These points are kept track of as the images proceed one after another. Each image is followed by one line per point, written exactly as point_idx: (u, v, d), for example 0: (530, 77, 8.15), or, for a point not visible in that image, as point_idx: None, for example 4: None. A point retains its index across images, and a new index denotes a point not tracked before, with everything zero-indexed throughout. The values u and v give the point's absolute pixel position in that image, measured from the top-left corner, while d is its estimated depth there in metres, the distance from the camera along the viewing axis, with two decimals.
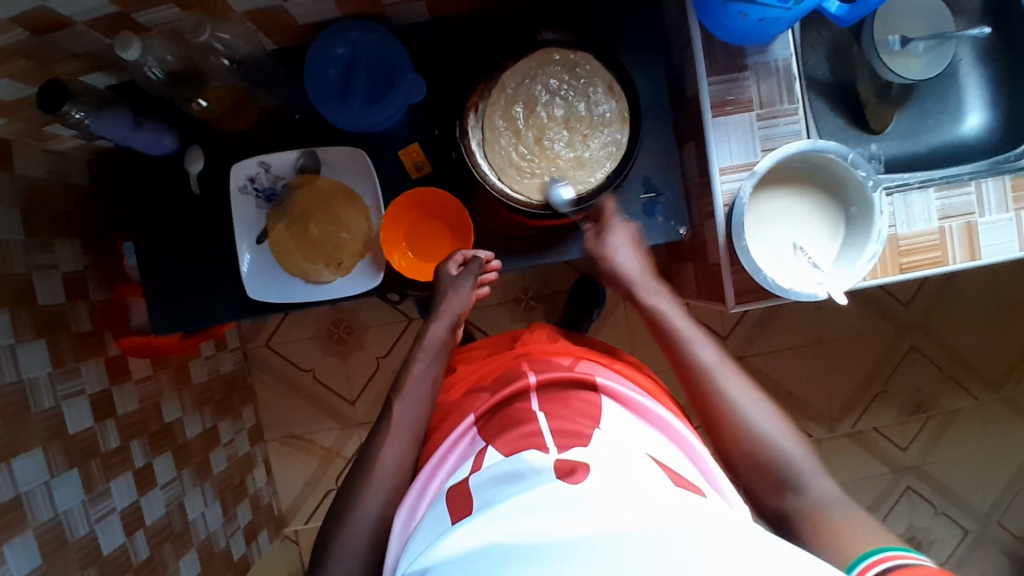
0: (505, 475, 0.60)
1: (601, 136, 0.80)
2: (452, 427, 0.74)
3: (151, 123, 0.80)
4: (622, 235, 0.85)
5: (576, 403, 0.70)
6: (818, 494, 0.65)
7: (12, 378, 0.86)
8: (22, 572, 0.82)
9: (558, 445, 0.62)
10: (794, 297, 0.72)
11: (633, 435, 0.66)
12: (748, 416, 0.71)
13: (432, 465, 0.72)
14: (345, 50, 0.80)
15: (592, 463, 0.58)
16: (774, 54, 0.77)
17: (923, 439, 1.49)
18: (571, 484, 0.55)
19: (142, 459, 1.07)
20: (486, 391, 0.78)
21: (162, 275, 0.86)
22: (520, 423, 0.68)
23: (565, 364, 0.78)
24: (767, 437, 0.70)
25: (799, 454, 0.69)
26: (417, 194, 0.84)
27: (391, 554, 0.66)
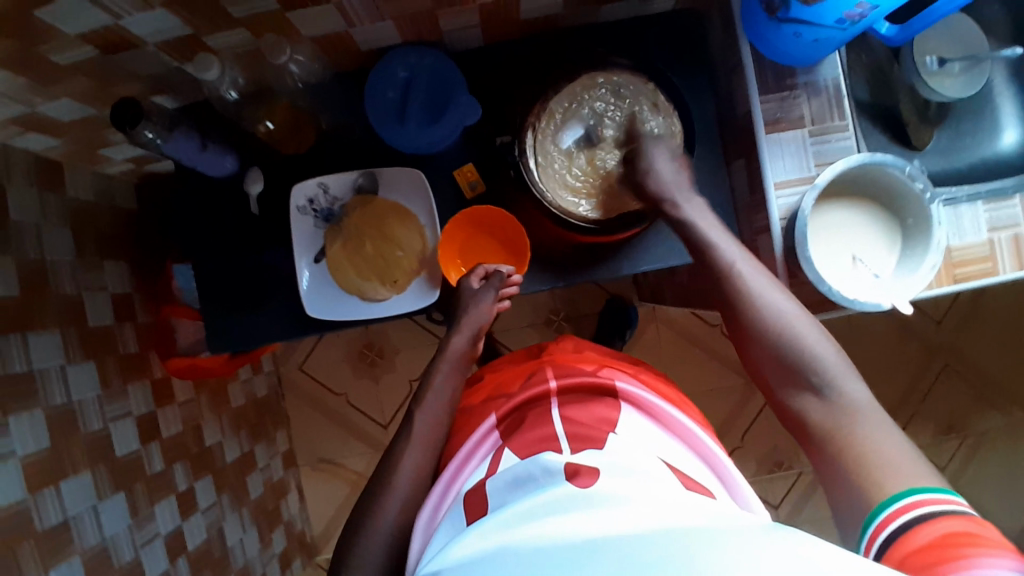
0: (519, 478, 0.61)
1: None
2: (473, 429, 0.74)
3: (215, 145, 0.81)
4: (662, 149, 0.80)
5: (595, 408, 0.71)
6: (847, 397, 0.66)
7: (62, 400, 0.85)
8: None
9: (572, 448, 0.64)
10: (859, 307, 0.73)
11: (648, 441, 0.67)
12: (783, 333, 0.70)
13: (454, 468, 0.72)
14: (406, 73, 0.82)
15: (600, 468, 0.58)
16: (823, 74, 0.79)
17: (959, 458, 1.47)
18: (577, 487, 0.56)
19: (184, 483, 1.06)
20: (505, 395, 0.78)
21: (218, 294, 0.86)
22: (539, 424, 0.69)
23: (587, 370, 0.78)
24: (803, 352, 0.69)
25: (830, 362, 0.68)
26: (477, 212, 0.86)
27: (413, 553, 0.67)
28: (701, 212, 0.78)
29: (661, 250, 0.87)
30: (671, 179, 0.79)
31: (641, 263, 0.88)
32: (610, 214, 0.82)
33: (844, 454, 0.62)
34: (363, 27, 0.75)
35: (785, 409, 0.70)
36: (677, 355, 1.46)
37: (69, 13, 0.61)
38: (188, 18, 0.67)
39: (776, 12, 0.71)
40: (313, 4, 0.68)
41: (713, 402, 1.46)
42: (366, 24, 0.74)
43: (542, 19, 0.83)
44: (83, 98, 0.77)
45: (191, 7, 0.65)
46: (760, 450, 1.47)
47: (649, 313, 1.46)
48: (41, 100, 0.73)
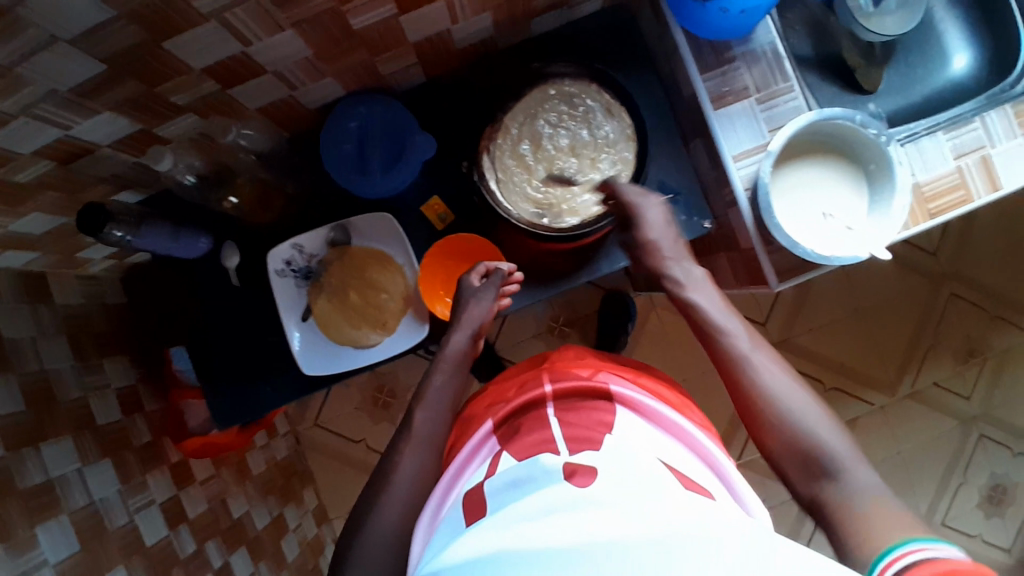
0: (516, 481, 0.61)
1: (609, 157, 0.83)
2: (473, 434, 0.75)
3: (187, 230, 0.82)
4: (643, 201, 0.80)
5: (592, 411, 0.71)
6: (857, 485, 0.61)
7: (85, 501, 0.86)
8: None
9: (571, 450, 0.63)
10: (837, 263, 0.73)
11: (645, 440, 0.67)
12: (784, 407, 0.68)
13: (455, 469, 0.71)
14: (357, 124, 0.83)
15: (601, 470, 0.58)
16: (758, 42, 0.80)
17: (983, 384, 1.46)
18: (575, 488, 0.56)
19: (219, 559, 1.06)
20: (504, 400, 0.78)
21: (215, 370, 0.88)
22: (538, 428, 0.69)
23: (584, 373, 0.77)
24: (806, 427, 0.66)
25: (837, 445, 0.64)
26: (451, 243, 0.87)
27: (416, 546, 0.66)
28: (699, 284, 0.79)
29: None
30: (664, 239, 0.80)
31: (622, 259, 0.88)
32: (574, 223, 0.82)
33: (853, 522, 0.59)
34: (305, 88, 0.77)
35: (797, 494, 0.66)
36: (683, 338, 1.46)
37: (18, 135, 0.62)
38: (134, 116, 0.69)
39: None
40: (250, 77, 0.69)
41: None
42: (307, 86, 0.76)
43: (477, 44, 0.85)
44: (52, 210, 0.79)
45: (134, 104, 0.67)
46: None
47: (648, 302, 1.46)
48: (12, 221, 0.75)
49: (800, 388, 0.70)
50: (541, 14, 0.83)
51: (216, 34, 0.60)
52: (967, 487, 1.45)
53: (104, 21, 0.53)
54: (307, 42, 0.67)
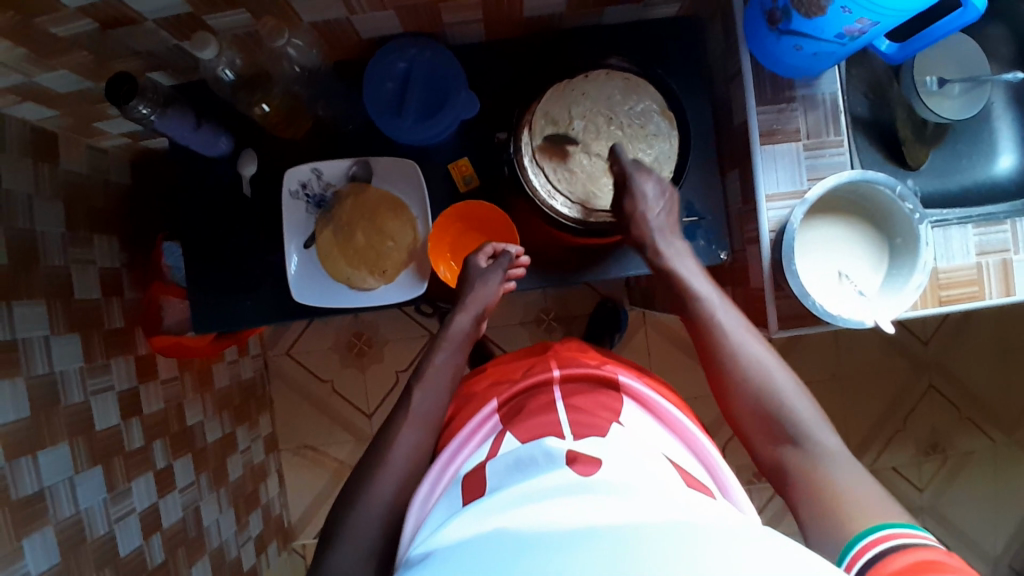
0: (518, 462, 0.61)
1: (559, 169, 0.81)
2: (474, 414, 0.75)
3: (210, 125, 0.81)
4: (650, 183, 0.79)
5: (598, 398, 0.71)
6: (820, 448, 0.66)
7: (44, 370, 0.85)
8: (41, 569, 0.80)
9: (575, 435, 0.63)
10: (841, 324, 0.73)
11: (652, 436, 0.67)
12: (758, 374, 0.71)
13: (452, 449, 0.71)
14: (406, 64, 0.82)
15: (606, 458, 0.58)
16: (821, 88, 0.80)
17: (938, 480, 1.48)
18: (578, 474, 0.55)
19: (162, 460, 1.06)
20: (508, 381, 0.79)
21: (203, 274, 0.86)
22: (543, 412, 0.69)
23: (592, 363, 0.78)
24: (784, 404, 0.69)
25: (804, 412, 0.68)
26: (464, 208, 0.87)
27: (406, 532, 0.66)
28: (677, 253, 0.81)
29: None
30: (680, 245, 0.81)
31: (630, 269, 0.87)
32: (577, 106, 0.81)
33: (810, 493, 0.63)
34: (362, 15, 0.75)
35: (769, 462, 0.69)
36: (666, 361, 1.46)
37: None
38: None
39: (777, 23, 0.71)
40: None
41: (699, 411, 1.47)
42: (365, 14, 0.75)
43: (544, 19, 0.83)
44: (81, 71, 0.77)
45: None
46: (743, 461, 1.48)
47: (640, 318, 1.46)
48: (39, 71, 0.73)
49: (762, 343, 0.74)
50: (618, 5, 0.82)
51: None
52: None
53: None
54: None
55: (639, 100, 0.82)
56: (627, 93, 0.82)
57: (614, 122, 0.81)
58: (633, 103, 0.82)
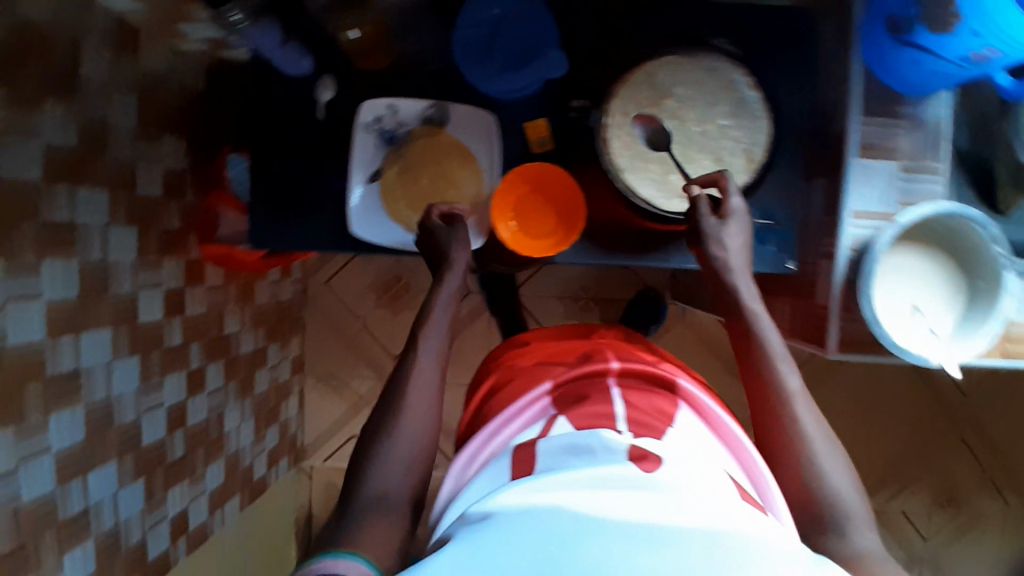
0: (574, 446, 0.60)
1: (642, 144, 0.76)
2: (525, 391, 0.74)
3: (296, 45, 0.81)
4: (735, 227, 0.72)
5: (655, 398, 0.70)
6: (862, 545, 0.60)
7: (98, 256, 0.87)
8: (64, 446, 0.81)
9: (633, 432, 0.62)
10: (908, 358, 0.70)
11: (707, 446, 0.66)
12: (814, 455, 0.66)
13: (500, 420, 0.72)
14: (499, 11, 0.79)
15: (665, 459, 0.57)
16: (929, 113, 0.75)
17: (948, 533, 1.45)
18: (640, 470, 0.54)
19: (197, 362, 1.09)
20: (564, 363, 0.78)
21: (264, 191, 0.86)
22: (598, 401, 0.68)
23: (648, 359, 0.77)
24: (833, 489, 0.64)
25: (854, 504, 0.63)
26: (529, 168, 0.82)
27: (444, 492, 0.70)
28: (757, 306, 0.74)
29: None
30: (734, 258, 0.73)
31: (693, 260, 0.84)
32: (676, 85, 0.76)
33: None
34: None
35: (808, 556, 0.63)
36: (697, 361, 1.44)
37: None
38: None
39: (901, 33, 0.67)
40: None
41: None
42: None
43: None
44: None
45: None
46: None
47: (678, 313, 1.44)
48: None
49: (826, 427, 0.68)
50: None
51: None
52: None
53: None
54: None
55: (744, 89, 0.76)
56: (733, 81, 0.76)
57: (709, 109, 0.76)
58: (736, 92, 0.76)
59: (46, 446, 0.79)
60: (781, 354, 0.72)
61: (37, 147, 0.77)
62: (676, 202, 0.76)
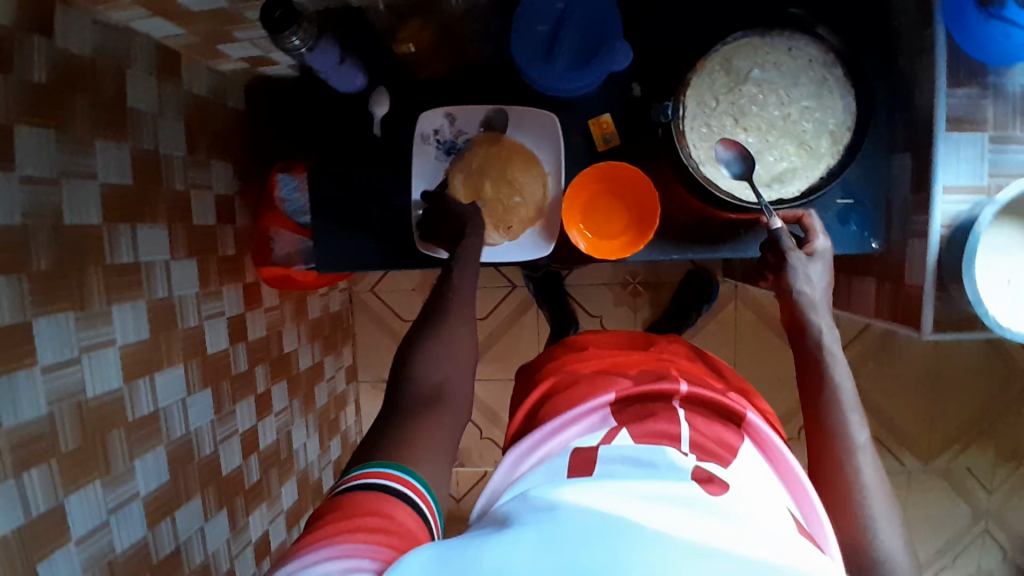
0: (636, 461, 0.59)
1: (718, 131, 0.73)
2: (586, 397, 0.73)
3: (351, 61, 0.78)
4: (818, 263, 0.72)
5: (721, 429, 0.68)
6: None
7: (163, 294, 0.86)
8: (152, 487, 0.82)
9: (696, 455, 0.61)
10: (1009, 337, 0.68)
11: (770, 478, 0.63)
12: (868, 510, 0.61)
13: (553, 427, 0.70)
14: (563, 5, 0.75)
15: (733, 486, 0.56)
16: (1013, 80, 0.72)
17: (1009, 486, 1.48)
18: (704, 492, 0.53)
19: (263, 385, 1.09)
20: (628, 377, 0.76)
21: (326, 213, 0.84)
22: (665, 419, 0.67)
23: (717, 388, 0.75)
24: (881, 551, 0.59)
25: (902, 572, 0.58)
26: (602, 168, 0.81)
27: (482, 501, 0.71)
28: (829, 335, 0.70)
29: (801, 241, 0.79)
30: (817, 296, 0.71)
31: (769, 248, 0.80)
32: (750, 66, 0.73)
33: None
34: None
35: None
36: (752, 338, 1.42)
37: None
38: None
39: (989, 6, 0.66)
40: None
41: (777, 391, 1.44)
42: None
43: None
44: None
45: None
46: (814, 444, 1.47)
47: (731, 291, 1.42)
48: None
49: (885, 485, 0.63)
50: None
51: None
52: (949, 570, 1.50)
53: None
54: None
55: (821, 63, 0.73)
56: (810, 55, 0.73)
57: (788, 87, 0.73)
58: (816, 67, 0.73)
59: (135, 488, 0.79)
60: (849, 397, 0.67)
61: (99, 190, 0.76)
62: (762, 192, 0.74)
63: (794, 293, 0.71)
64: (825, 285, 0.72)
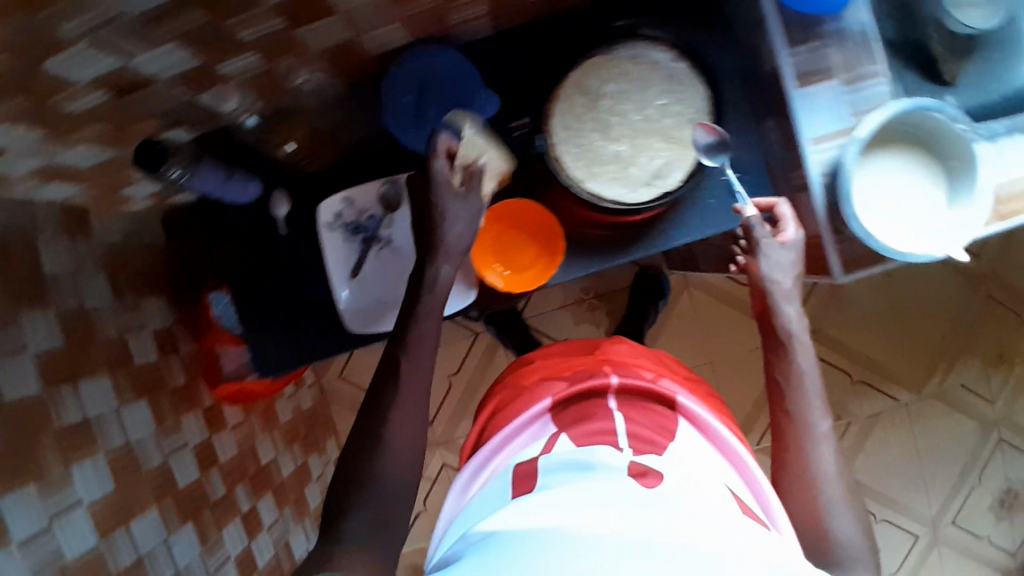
0: (573, 463, 0.63)
1: (589, 148, 0.77)
2: (524, 409, 0.76)
3: (240, 173, 0.81)
4: (789, 246, 0.74)
5: (656, 416, 0.71)
6: None
7: (120, 441, 0.87)
8: None
9: (634, 449, 0.65)
10: (910, 260, 0.70)
11: (705, 457, 0.67)
12: (824, 494, 0.67)
13: (495, 446, 0.75)
14: (422, 74, 0.81)
15: (666, 475, 0.60)
16: (850, 21, 0.76)
17: (1009, 391, 1.48)
18: (641, 487, 0.57)
19: (246, 503, 1.08)
20: (563, 380, 0.78)
21: (256, 320, 0.86)
22: (600, 417, 0.70)
23: (647, 376, 0.77)
24: (836, 530, 0.65)
25: (855, 548, 0.64)
26: (499, 208, 0.85)
27: (437, 533, 0.75)
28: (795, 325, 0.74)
29: (702, 221, 0.83)
30: (788, 285, 0.74)
31: (675, 237, 0.83)
32: (600, 84, 0.77)
33: None
34: (370, 33, 0.74)
35: None
36: (716, 319, 1.44)
37: (78, 62, 0.60)
38: (197, 51, 0.66)
39: None
40: (319, 16, 0.67)
41: (756, 364, 1.45)
42: (374, 30, 0.74)
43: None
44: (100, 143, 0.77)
45: (200, 39, 0.64)
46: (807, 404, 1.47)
47: (682, 280, 1.45)
48: (58, 151, 0.73)
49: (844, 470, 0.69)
50: None
51: None
52: (978, 490, 1.49)
53: None
54: None
55: (665, 59, 0.77)
56: (654, 58, 0.77)
57: (640, 93, 0.77)
58: (663, 66, 0.77)
59: None
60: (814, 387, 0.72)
61: (34, 361, 0.77)
62: (646, 191, 0.76)
63: (766, 280, 0.74)
64: (793, 275, 0.74)
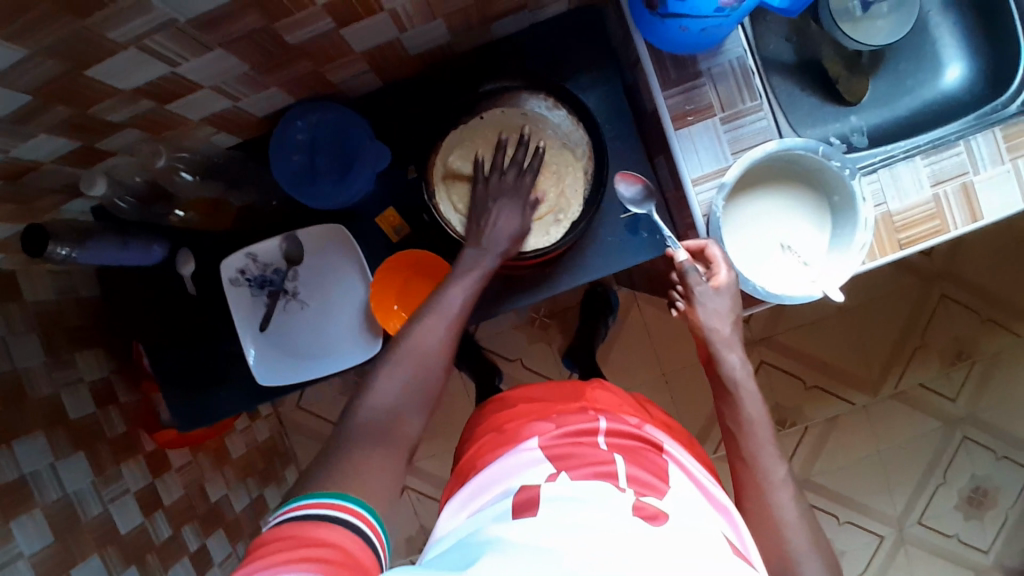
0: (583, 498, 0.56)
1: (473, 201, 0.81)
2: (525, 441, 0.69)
3: (138, 239, 0.81)
4: (721, 293, 0.75)
5: (645, 458, 0.67)
6: None
7: (58, 495, 0.90)
8: None
9: (634, 488, 0.59)
10: (789, 301, 0.77)
11: (701, 505, 0.62)
12: (790, 539, 0.63)
13: (491, 474, 0.67)
14: (304, 135, 0.82)
15: (672, 518, 0.55)
16: (727, 54, 0.75)
17: (971, 387, 1.46)
18: (647, 525, 0.52)
19: (196, 542, 1.12)
20: (549, 422, 0.73)
21: (172, 378, 0.88)
22: (592, 453, 0.65)
23: (631, 423, 0.74)
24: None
25: None
26: (404, 256, 0.85)
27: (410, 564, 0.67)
28: (741, 370, 0.74)
29: (604, 260, 0.84)
30: (728, 332, 0.75)
31: (580, 276, 0.85)
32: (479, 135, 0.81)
33: None
34: (249, 99, 0.76)
35: None
36: (666, 331, 1.44)
37: None
38: (71, 135, 0.68)
39: (656, 8, 0.67)
40: (186, 91, 0.68)
41: None
42: (251, 96, 0.75)
43: (433, 51, 0.82)
44: None
45: (69, 124, 0.66)
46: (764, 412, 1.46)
47: (630, 295, 1.45)
48: None
49: (810, 522, 0.65)
50: (503, 17, 0.80)
51: (140, 58, 0.60)
52: (946, 488, 1.47)
53: (17, 56, 0.53)
54: (240, 57, 0.66)
55: (541, 109, 0.81)
56: (532, 107, 0.81)
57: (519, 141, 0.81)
58: (540, 115, 0.81)
59: None
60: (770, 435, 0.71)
61: None
62: (537, 237, 0.80)
63: (705, 327, 0.75)
64: (731, 323, 0.75)
